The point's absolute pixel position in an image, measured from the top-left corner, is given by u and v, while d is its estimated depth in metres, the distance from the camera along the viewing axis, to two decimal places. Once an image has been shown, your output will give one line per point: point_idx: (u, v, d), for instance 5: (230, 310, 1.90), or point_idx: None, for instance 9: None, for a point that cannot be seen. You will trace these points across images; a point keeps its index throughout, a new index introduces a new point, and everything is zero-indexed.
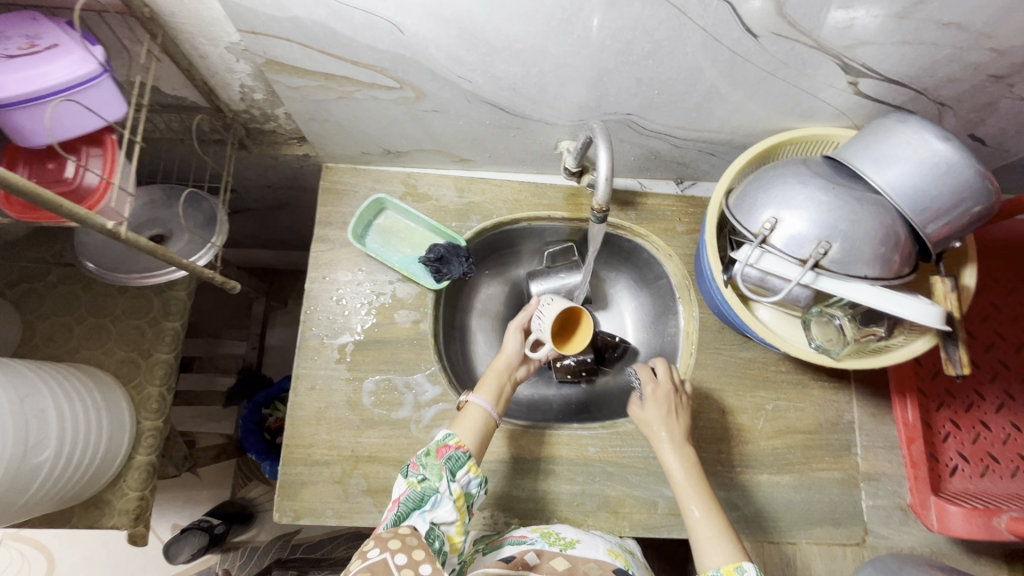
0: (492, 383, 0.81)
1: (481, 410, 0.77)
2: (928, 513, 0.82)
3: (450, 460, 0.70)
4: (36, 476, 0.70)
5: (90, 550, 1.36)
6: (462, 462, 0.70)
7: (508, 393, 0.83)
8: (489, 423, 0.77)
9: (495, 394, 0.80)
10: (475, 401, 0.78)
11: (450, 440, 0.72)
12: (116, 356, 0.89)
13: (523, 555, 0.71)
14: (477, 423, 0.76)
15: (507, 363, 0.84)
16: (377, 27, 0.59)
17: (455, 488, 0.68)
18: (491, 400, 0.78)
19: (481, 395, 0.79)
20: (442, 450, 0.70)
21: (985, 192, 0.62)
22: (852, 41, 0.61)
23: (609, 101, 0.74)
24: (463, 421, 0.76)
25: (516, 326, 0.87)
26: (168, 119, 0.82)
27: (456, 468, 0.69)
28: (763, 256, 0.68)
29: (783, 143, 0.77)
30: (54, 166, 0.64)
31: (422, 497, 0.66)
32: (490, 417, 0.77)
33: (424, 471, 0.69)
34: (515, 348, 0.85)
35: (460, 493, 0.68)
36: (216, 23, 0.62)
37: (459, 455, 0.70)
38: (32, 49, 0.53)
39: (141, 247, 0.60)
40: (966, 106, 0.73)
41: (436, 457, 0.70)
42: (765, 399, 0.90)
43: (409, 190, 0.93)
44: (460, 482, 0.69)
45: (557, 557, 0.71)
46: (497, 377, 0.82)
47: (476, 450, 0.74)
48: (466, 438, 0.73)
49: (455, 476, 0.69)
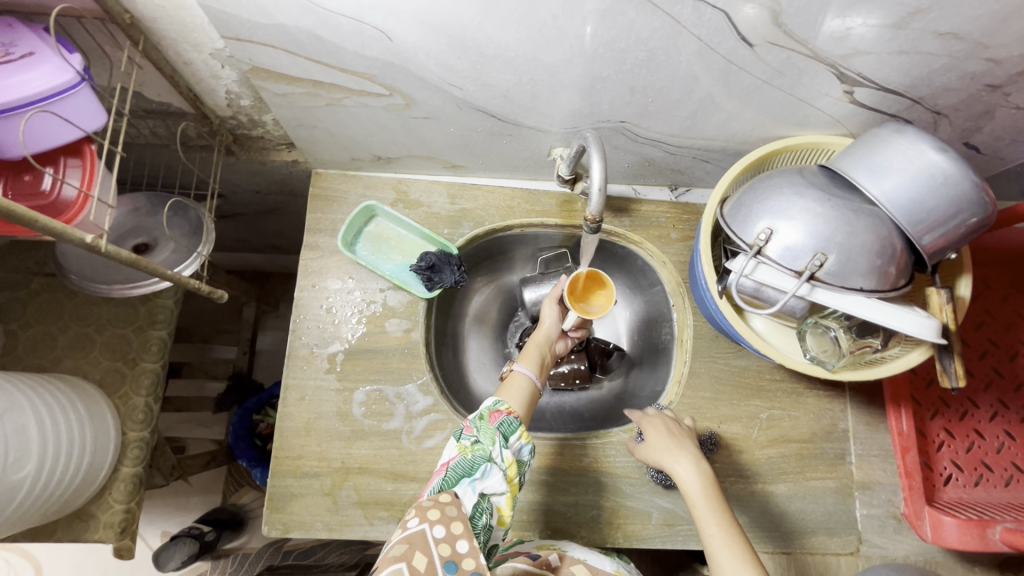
0: (534, 354, 0.82)
1: (526, 379, 0.77)
2: (923, 523, 0.83)
3: (503, 425, 0.69)
4: (17, 492, 0.69)
5: (78, 558, 1.34)
6: (515, 428, 0.69)
7: (549, 364, 0.83)
8: (533, 392, 0.77)
9: (538, 364, 0.80)
10: (520, 370, 0.78)
11: (500, 407, 0.71)
12: (101, 366, 0.87)
13: (547, 556, 0.73)
14: (524, 391, 0.76)
15: (547, 335, 0.85)
16: (365, 34, 0.58)
17: (508, 455, 0.67)
18: (535, 369, 0.79)
19: (525, 365, 0.79)
20: (494, 415, 0.69)
21: (981, 203, 0.62)
22: (848, 51, 0.61)
23: (603, 109, 0.73)
24: (509, 389, 0.76)
25: (552, 298, 0.87)
26: (153, 125, 0.80)
27: (509, 433, 0.68)
28: (758, 267, 0.67)
29: (778, 151, 0.77)
30: (30, 178, 0.62)
31: (472, 464, 0.65)
32: (535, 385, 0.78)
33: (479, 435, 0.67)
34: (554, 322, 0.86)
35: (512, 461, 0.68)
36: (200, 30, 0.60)
37: (511, 421, 0.69)
38: (6, 57, 0.52)
39: (123, 259, 0.58)
40: (962, 115, 0.73)
41: (490, 421, 0.69)
42: (760, 407, 0.90)
43: (400, 196, 0.92)
44: (512, 449, 0.68)
45: (577, 563, 0.72)
46: (539, 348, 0.83)
47: (525, 415, 0.74)
48: (515, 404, 0.73)
49: (507, 442, 0.68)
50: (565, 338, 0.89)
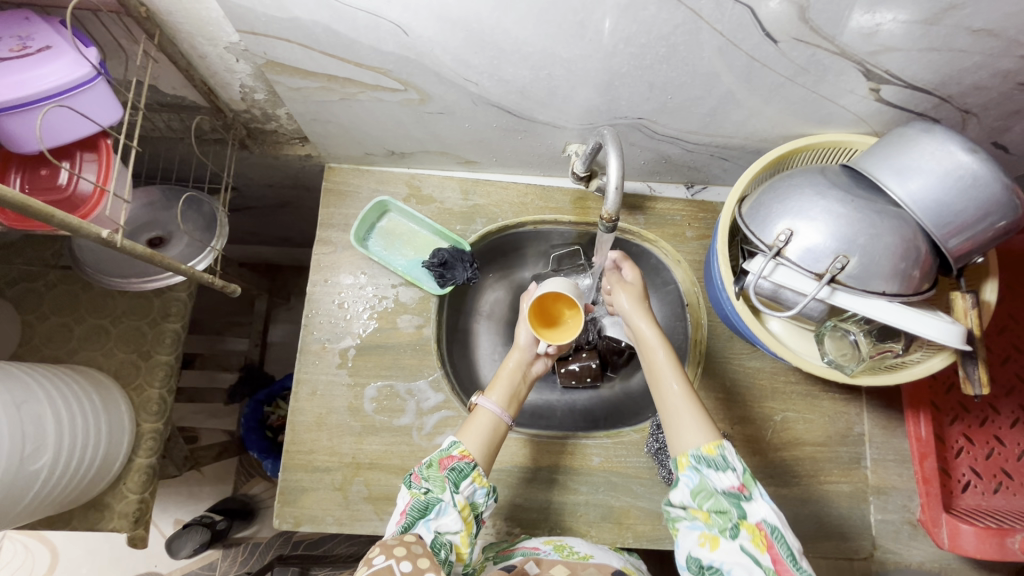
0: (505, 385, 0.78)
1: (490, 415, 0.74)
2: (940, 531, 0.81)
3: (454, 471, 0.68)
4: (34, 483, 0.69)
5: (93, 544, 1.37)
6: (467, 473, 0.68)
7: (522, 393, 0.79)
8: (497, 428, 0.74)
9: (506, 395, 0.77)
10: (484, 405, 0.75)
11: (453, 451, 0.70)
12: (116, 358, 0.88)
13: (523, 564, 0.70)
14: (484, 431, 0.73)
15: (519, 360, 0.81)
16: (381, 29, 0.57)
17: (461, 499, 0.66)
18: (502, 403, 0.75)
19: (491, 399, 0.75)
20: (444, 461, 0.69)
21: (1011, 206, 0.60)
22: (877, 47, 0.59)
23: (621, 105, 0.71)
24: (470, 429, 0.73)
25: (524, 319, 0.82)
26: (168, 118, 0.80)
27: (459, 479, 0.67)
28: (777, 268, 0.65)
29: (800, 149, 0.75)
30: (47, 172, 0.62)
31: (426, 505, 0.65)
32: (500, 421, 0.74)
33: (428, 483, 0.67)
34: (527, 343, 0.81)
35: (465, 503, 0.67)
36: (215, 23, 0.60)
37: (463, 466, 0.68)
38: (24, 51, 0.51)
39: (139, 254, 0.58)
40: (991, 114, 0.71)
41: (439, 468, 0.68)
42: (774, 409, 0.88)
43: (413, 191, 0.91)
44: (464, 493, 0.67)
45: (556, 565, 0.70)
46: (510, 376, 0.79)
47: (484, 457, 0.71)
48: (472, 445, 0.71)
49: (458, 487, 0.67)
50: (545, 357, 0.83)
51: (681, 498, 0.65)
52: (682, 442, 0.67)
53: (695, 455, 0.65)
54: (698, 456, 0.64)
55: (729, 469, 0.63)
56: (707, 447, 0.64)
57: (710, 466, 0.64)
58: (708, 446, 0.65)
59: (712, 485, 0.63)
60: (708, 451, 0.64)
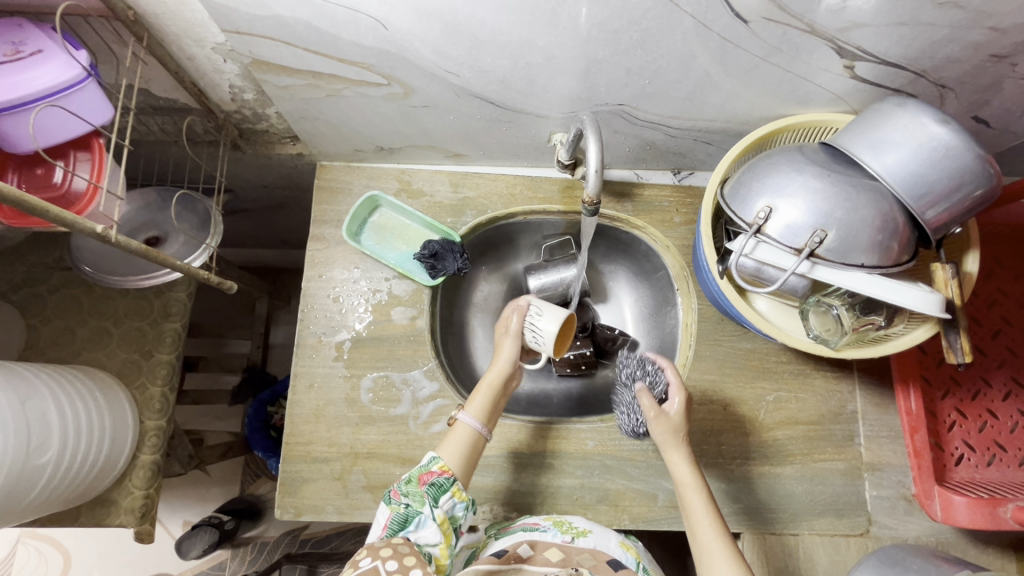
0: (483, 399, 0.79)
1: (469, 430, 0.76)
2: (933, 502, 0.81)
3: (433, 486, 0.69)
4: (40, 477, 0.71)
5: (105, 547, 1.39)
6: (446, 488, 0.70)
7: (500, 405, 0.82)
8: (476, 441, 0.76)
9: (485, 410, 0.79)
10: (464, 419, 0.77)
11: (433, 466, 0.72)
12: (119, 357, 0.90)
13: (516, 548, 0.70)
14: (463, 444, 0.75)
15: (500, 374, 0.81)
16: (360, 23, 0.59)
17: (440, 513, 0.68)
18: (481, 418, 0.78)
19: (471, 413, 0.78)
20: (424, 477, 0.70)
21: (985, 175, 0.61)
22: (846, 24, 0.60)
23: (600, 91, 0.72)
24: (449, 442, 0.75)
25: (514, 333, 0.83)
26: (161, 121, 0.82)
27: (438, 494, 0.69)
28: (758, 245, 0.67)
29: (780, 130, 0.76)
30: (43, 172, 0.64)
31: (405, 518, 0.66)
32: (479, 436, 0.77)
33: (407, 498, 0.68)
34: (510, 358, 0.82)
35: (444, 517, 0.68)
36: (201, 24, 0.62)
37: (442, 481, 0.70)
38: (16, 55, 0.53)
39: (132, 249, 0.60)
40: (968, 87, 0.71)
41: (418, 484, 0.70)
42: (766, 389, 0.89)
43: (404, 186, 0.93)
44: (443, 507, 0.69)
45: (550, 548, 0.70)
46: (490, 390, 0.80)
47: (462, 470, 0.73)
48: (450, 459, 0.73)
49: (438, 501, 0.69)
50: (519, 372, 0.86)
51: None
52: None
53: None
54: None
55: None
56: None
57: None
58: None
59: None
60: None
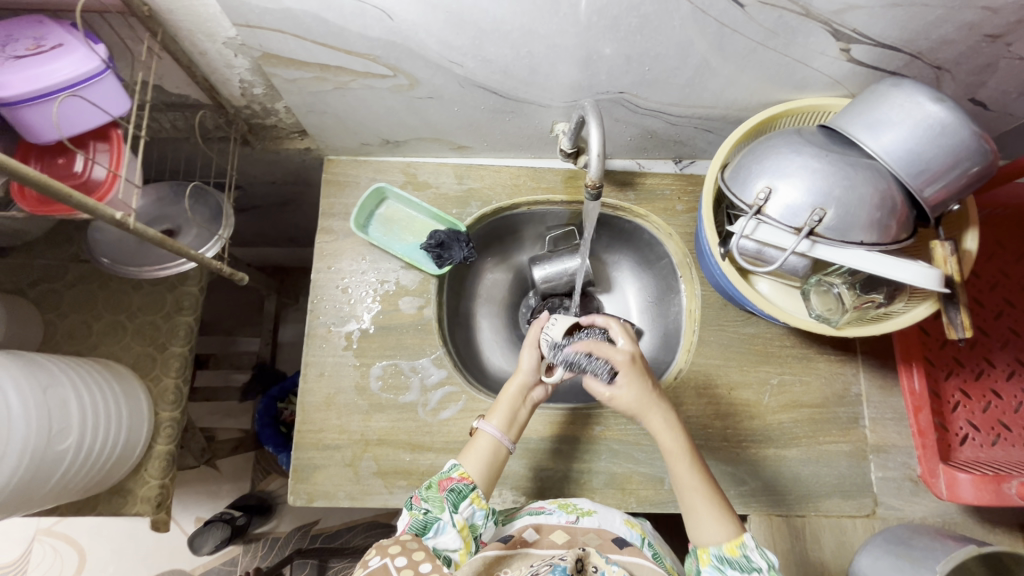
0: (505, 408, 0.78)
1: (490, 441, 0.75)
2: (938, 481, 0.82)
3: (453, 492, 0.69)
4: (60, 464, 0.73)
5: (119, 544, 1.40)
6: (465, 494, 0.69)
7: (524, 417, 0.79)
8: (497, 452, 0.75)
9: (507, 420, 0.77)
10: (485, 429, 0.75)
11: (454, 474, 0.71)
12: (134, 350, 0.92)
13: (522, 533, 0.71)
14: (485, 455, 0.74)
15: (520, 385, 0.79)
16: (367, 15, 0.61)
17: (459, 519, 0.67)
18: (502, 428, 0.76)
19: (492, 424, 0.76)
20: (444, 483, 0.70)
21: (981, 152, 0.62)
22: (841, 6, 0.61)
23: (601, 79, 0.74)
24: (471, 452, 0.74)
25: (531, 343, 0.79)
26: (173, 117, 0.85)
27: (458, 500, 0.68)
28: (759, 226, 0.68)
29: (779, 115, 0.78)
30: (64, 161, 0.66)
31: (424, 525, 0.65)
32: (501, 446, 0.75)
33: (427, 504, 0.67)
34: (531, 368, 0.79)
35: (464, 523, 0.67)
36: (213, 19, 0.64)
37: (461, 487, 0.69)
38: (38, 49, 0.56)
39: (149, 237, 0.61)
40: (964, 69, 0.72)
41: (438, 489, 0.69)
42: (770, 372, 0.90)
43: (409, 179, 0.95)
44: (463, 513, 0.67)
45: (556, 531, 0.70)
46: (511, 401, 0.78)
47: (484, 480, 0.72)
48: (473, 469, 0.72)
49: (457, 508, 0.68)
50: (544, 383, 0.80)
51: None
52: (701, 535, 0.68)
53: (718, 555, 0.66)
54: (721, 556, 0.66)
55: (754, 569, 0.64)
56: (729, 547, 0.66)
57: (735, 567, 0.65)
58: (731, 546, 0.66)
59: None
60: (730, 551, 0.65)
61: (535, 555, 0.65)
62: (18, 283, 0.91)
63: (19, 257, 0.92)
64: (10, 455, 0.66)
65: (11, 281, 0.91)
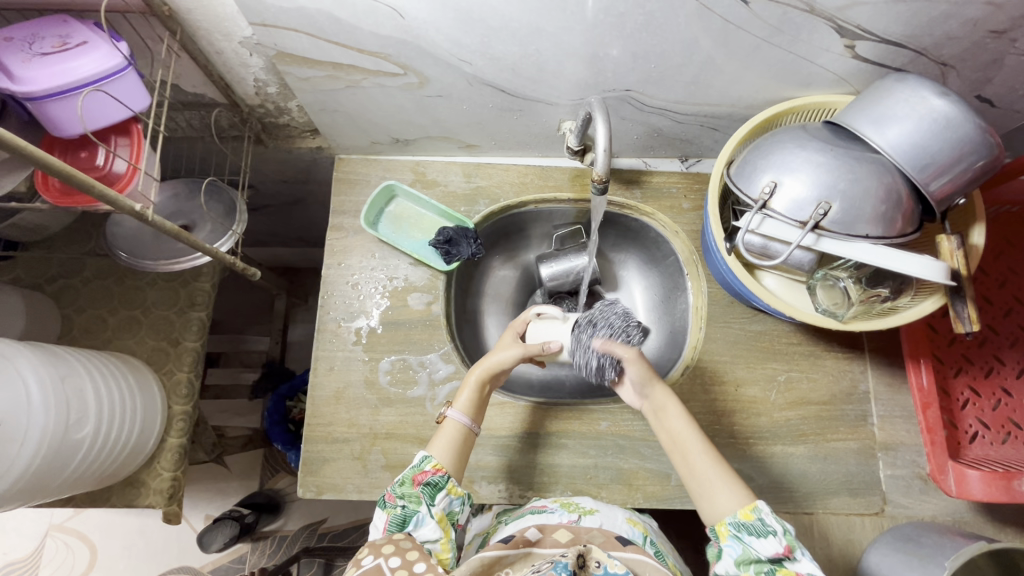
0: (470, 393, 0.78)
1: (456, 427, 0.76)
2: (947, 478, 0.81)
3: (428, 486, 0.69)
4: (76, 453, 0.75)
5: (129, 540, 1.42)
6: (441, 486, 0.69)
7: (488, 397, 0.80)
8: (465, 437, 0.76)
9: (473, 405, 0.77)
10: (451, 417, 0.76)
11: (426, 466, 0.71)
12: (148, 345, 0.94)
13: (523, 534, 0.68)
14: (453, 441, 0.75)
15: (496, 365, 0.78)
16: (379, 13, 0.62)
17: (437, 510, 0.68)
18: (469, 414, 0.77)
19: (458, 409, 0.77)
20: (418, 477, 0.70)
21: (986, 145, 0.62)
22: (844, 3, 0.62)
23: (607, 77, 0.75)
24: (439, 439, 0.75)
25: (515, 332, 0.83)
26: (190, 117, 0.87)
27: (435, 493, 0.69)
28: (764, 221, 0.69)
29: (784, 112, 0.78)
30: (86, 155, 0.68)
31: (403, 519, 0.66)
32: (467, 431, 0.76)
33: (403, 500, 0.68)
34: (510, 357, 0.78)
35: (442, 514, 0.68)
36: (230, 18, 0.66)
37: (437, 481, 0.69)
38: (64, 46, 0.58)
39: (166, 229, 0.62)
40: (969, 65, 0.73)
41: (412, 485, 0.69)
42: (777, 369, 0.90)
43: (419, 177, 0.96)
44: (440, 505, 0.69)
45: (558, 529, 0.68)
46: (475, 384, 0.78)
47: (454, 465, 0.74)
48: (442, 457, 0.73)
49: (435, 499, 0.69)
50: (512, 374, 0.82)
51: (724, 569, 0.65)
52: (717, 510, 0.68)
53: (734, 523, 0.66)
54: (737, 523, 0.65)
55: (771, 532, 0.64)
56: (744, 513, 0.66)
57: (751, 533, 0.64)
58: (744, 512, 0.66)
59: (756, 552, 0.63)
60: (744, 515, 0.66)
61: (539, 555, 0.64)
62: (37, 279, 0.93)
63: (40, 253, 0.94)
64: (29, 441, 0.68)
65: (31, 277, 0.93)
